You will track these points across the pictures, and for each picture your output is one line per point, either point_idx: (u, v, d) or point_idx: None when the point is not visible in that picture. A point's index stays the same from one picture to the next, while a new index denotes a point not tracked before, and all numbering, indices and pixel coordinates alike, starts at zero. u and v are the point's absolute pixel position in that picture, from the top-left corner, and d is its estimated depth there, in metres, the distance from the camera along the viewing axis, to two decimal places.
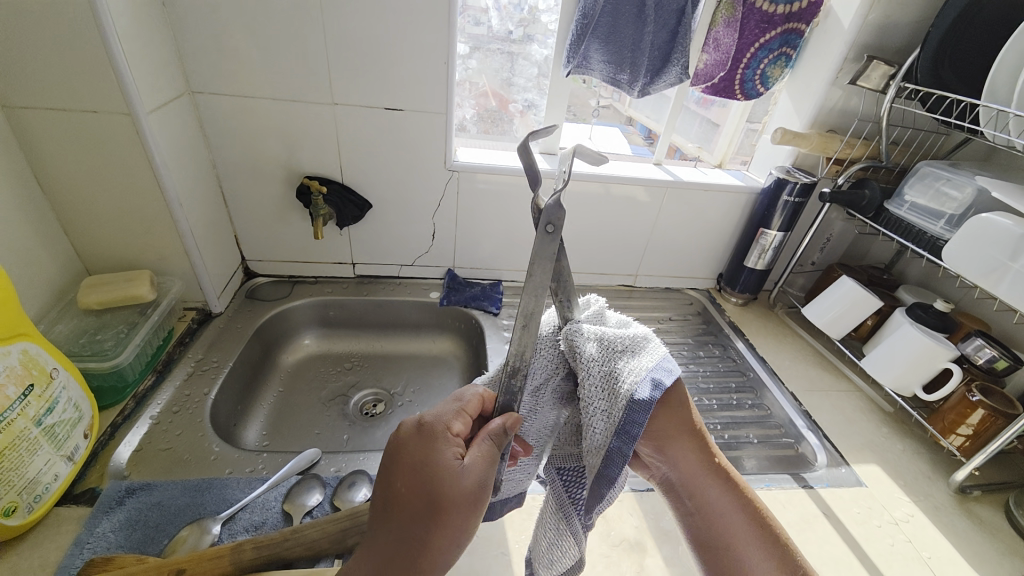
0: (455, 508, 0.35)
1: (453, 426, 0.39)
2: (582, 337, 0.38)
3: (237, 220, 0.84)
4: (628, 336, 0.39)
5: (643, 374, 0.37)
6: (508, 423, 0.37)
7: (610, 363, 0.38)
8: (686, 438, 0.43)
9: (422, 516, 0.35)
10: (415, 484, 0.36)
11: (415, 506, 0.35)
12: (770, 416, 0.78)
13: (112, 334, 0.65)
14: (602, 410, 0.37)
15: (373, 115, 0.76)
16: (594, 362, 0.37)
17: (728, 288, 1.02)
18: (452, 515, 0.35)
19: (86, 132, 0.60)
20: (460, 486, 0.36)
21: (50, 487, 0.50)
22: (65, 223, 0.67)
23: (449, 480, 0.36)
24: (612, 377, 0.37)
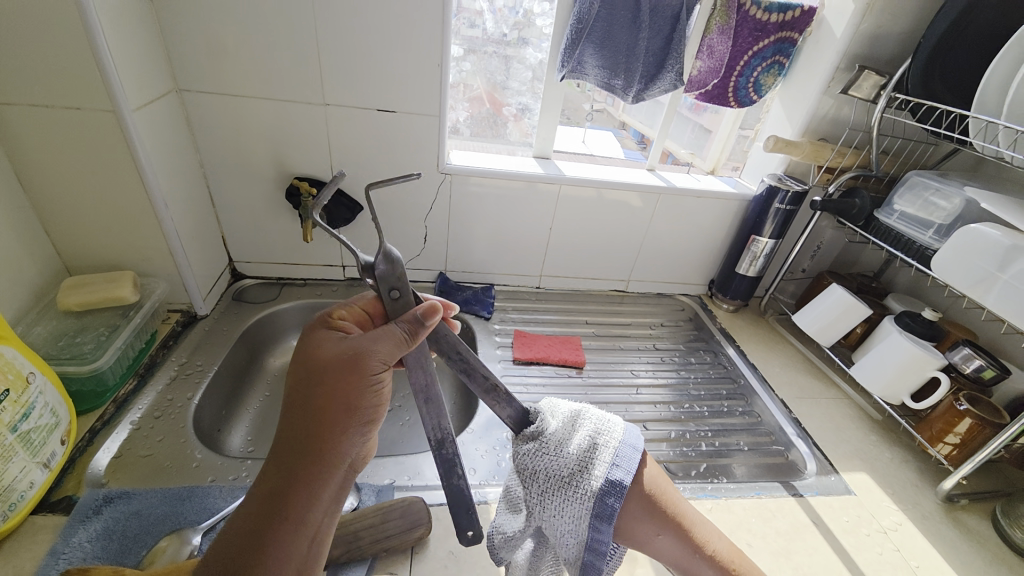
0: (333, 375, 0.35)
1: (340, 316, 0.40)
2: (528, 477, 0.40)
3: (225, 221, 0.83)
4: (575, 451, 0.39)
5: (597, 495, 0.38)
6: (423, 310, 0.38)
7: (562, 493, 0.39)
8: (670, 529, 0.42)
9: (302, 395, 0.35)
10: (296, 369, 0.36)
11: (298, 388, 0.36)
12: (760, 423, 0.78)
13: (92, 337, 0.63)
14: (569, 531, 0.40)
15: (366, 116, 0.76)
16: (547, 496, 0.39)
17: (720, 294, 1.02)
18: (341, 380, 0.35)
19: (69, 130, 0.59)
20: (336, 353, 0.36)
21: (25, 495, 0.48)
22: (46, 222, 0.65)
23: (330, 350, 0.36)
24: (569, 505, 0.39)
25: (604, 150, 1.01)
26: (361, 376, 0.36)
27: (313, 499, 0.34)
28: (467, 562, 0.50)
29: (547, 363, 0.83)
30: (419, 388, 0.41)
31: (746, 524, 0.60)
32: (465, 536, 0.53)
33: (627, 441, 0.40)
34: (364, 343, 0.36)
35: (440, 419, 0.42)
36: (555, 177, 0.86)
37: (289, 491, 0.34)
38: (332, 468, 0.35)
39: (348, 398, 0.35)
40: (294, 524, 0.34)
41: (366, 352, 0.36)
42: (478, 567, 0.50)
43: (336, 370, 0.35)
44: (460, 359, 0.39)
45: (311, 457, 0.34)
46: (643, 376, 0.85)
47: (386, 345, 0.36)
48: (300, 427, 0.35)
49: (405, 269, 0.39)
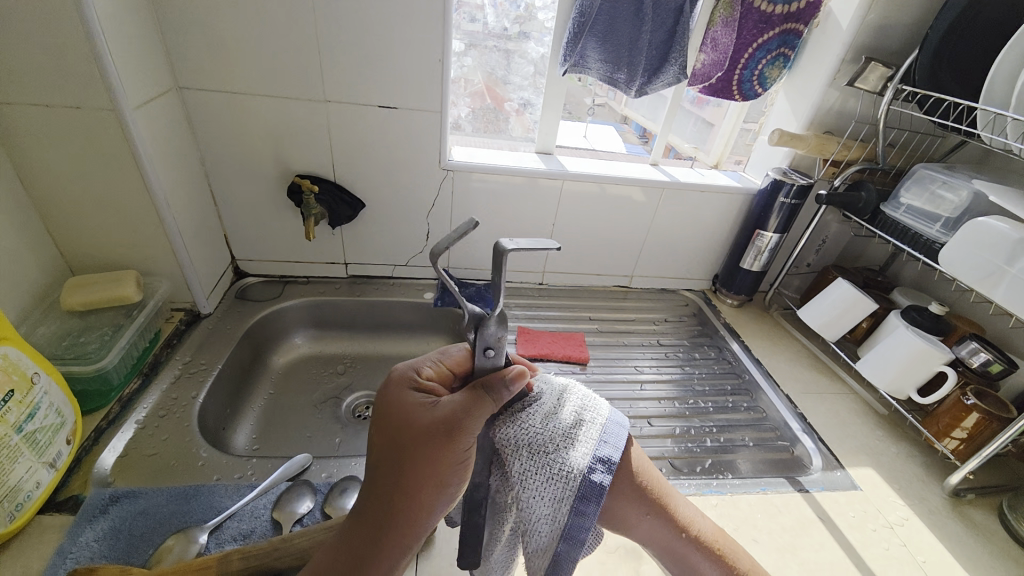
0: (430, 446, 0.35)
1: (427, 376, 0.39)
2: (513, 450, 0.38)
3: (226, 220, 0.83)
4: (562, 426, 0.38)
5: (582, 472, 0.36)
6: (510, 375, 0.36)
7: (545, 470, 0.37)
8: (655, 515, 0.42)
9: (395, 463, 0.35)
10: (391, 431, 0.36)
11: (392, 454, 0.36)
12: (765, 418, 0.78)
13: (96, 336, 0.63)
14: (546, 515, 0.37)
15: (367, 113, 0.75)
16: (528, 472, 0.37)
17: (724, 289, 1.02)
18: (434, 453, 0.35)
19: (70, 129, 0.59)
20: (431, 420, 0.35)
21: (32, 495, 0.48)
22: (49, 223, 0.65)
23: (424, 418, 0.35)
24: (550, 485, 0.37)
25: (606, 145, 1.00)
26: (453, 449, 0.35)
27: (393, 565, 0.36)
28: None
29: (551, 360, 0.83)
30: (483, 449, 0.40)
31: (751, 519, 0.60)
32: None
33: (614, 422, 0.39)
34: (460, 416, 0.35)
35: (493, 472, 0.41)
36: (558, 173, 0.86)
37: (377, 552, 0.35)
38: (416, 535, 0.36)
39: (439, 472, 0.35)
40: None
41: (461, 426, 0.35)
42: None
43: (429, 444, 0.35)
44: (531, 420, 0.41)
45: (397, 527, 0.35)
46: (647, 372, 0.85)
47: (482, 420, 0.35)
48: (391, 494, 0.35)
49: (508, 333, 0.36)
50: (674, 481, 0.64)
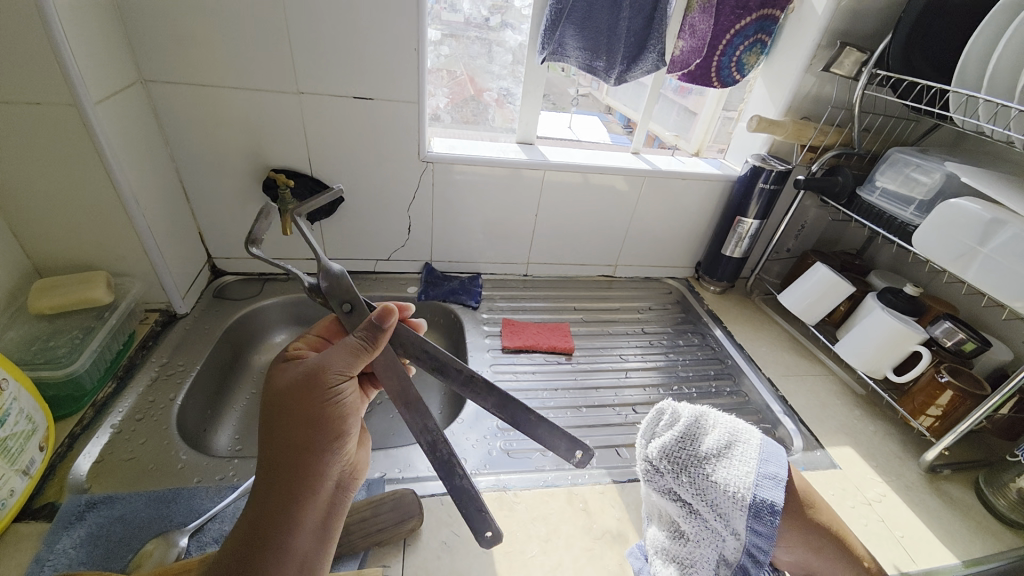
0: (305, 395, 0.36)
1: (298, 346, 0.42)
2: (675, 477, 0.44)
3: (201, 217, 0.81)
4: (713, 446, 0.44)
5: (746, 482, 0.42)
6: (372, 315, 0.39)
7: (710, 486, 0.43)
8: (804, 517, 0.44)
9: (279, 419, 0.36)
10: (271, 396, 0.37)
11: (275, 413, 0.36)
12: (747, 402, 0.79)
13: (66, 340, 0.61)
14: (725, 527, 0.42)
15: (343, 104, 0.73)
16: (694, 491, 0.43)
17: (706, 276, 1.03)
18: (305, 399, 0.36)
19: (28, 126, 0.56)
20: (301, 371, 0.37)
21: (5, 504, 0.47)
22: (14, 225, 0.63)
23: (289, 374, 0.37)
24: (720, 495, 0.42)
25: (590, 135, 1.00)
26: (327, 392, 0.37)
27: (296, 522, 0.35)
28: (459, 552, 0.50)
29: (536, 351, 0.83)
30: (398, 395, 0.43)
31: None
32: (457, 524, 0.53)
33: (764, 441, 0.45)
34: (320, 360, 0.37)
35: (425, 421, 0.43)
36: (539, 163, 0.85)
37: (274, 514, 0.34)
38: (312, 485, 0.36)
39: (316, 416, 0.36)
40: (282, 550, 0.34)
41: (327, 369, 0.37)
42: (470, 557, 0.50)
43: (300, 391, 0.36)
44: (429, 357, 0.43)
45: (292, 479, 0.35)
46: (632, 360, 0.86)
47: (345, 358, 0.38)
48: (275, 452, 0.35)
49: (350, 283, 0.44)
50: None
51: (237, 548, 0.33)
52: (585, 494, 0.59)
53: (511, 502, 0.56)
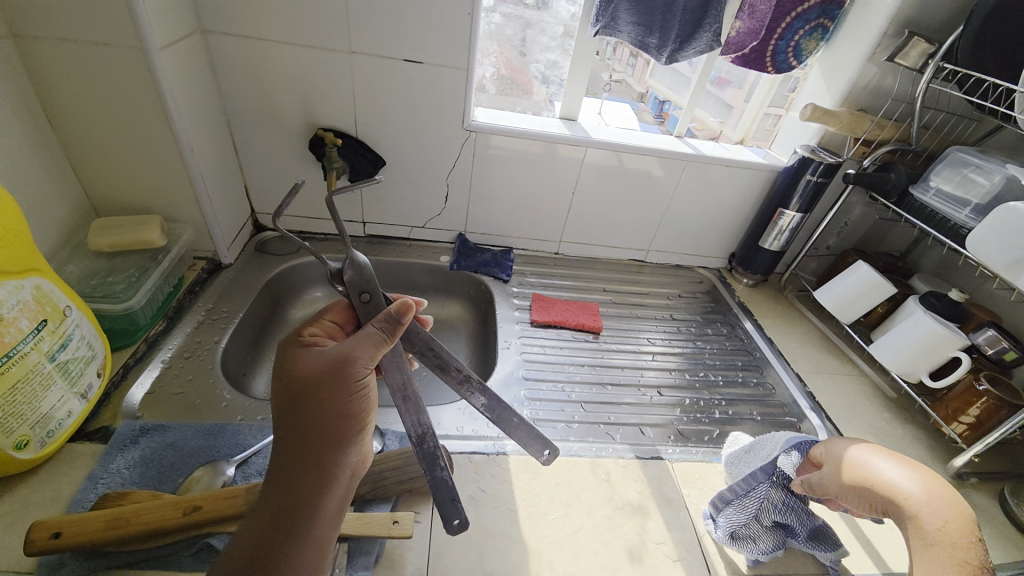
0: (329, 383, 0.36)
1: (309, 332, 0.41)
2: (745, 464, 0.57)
3: (247, 171, 0.83)
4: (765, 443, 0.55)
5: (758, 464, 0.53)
6: (396, 306, 0.41)
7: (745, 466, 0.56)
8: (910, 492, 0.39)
9: (303, 407, 0.36)
10: (289, 383, 0.36)
11: (298, 403, 0.36)
12: (772, 394, 0.79)
13: (123, 277, 0.64)
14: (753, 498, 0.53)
15: (393, 67, 0.74)
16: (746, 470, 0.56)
17: (740, 268, 1.01)
18: (332, 387, 0.36)
19: (96, 65, 0.58)
20: (323, 360, 0.36)
21: (63, 423, 0.50)
22: (76, 163, 0.65)
23: (311, 362, 0.37)
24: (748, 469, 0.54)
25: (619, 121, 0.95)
26: (349, 382, 0.37)
27: (319, 507, 0.35)
28: (485, 507, 0.52)
29: (564, 327, 0.83)
30: (397, 388, 0.45)
31: None
32: (483, 482, 0.55)
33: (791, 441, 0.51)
34: (345, 350, 0.37)
35: (419, 414, 0.45)
36: (581, 140, 0.84)
37: (297, 502, 0.34)
38: (333, 475, 0.36)
39: (340, 407, 0.36)
40: (306, 536, 0.33)
41: (354, 357, 0.37)
42: (496, 512, 0.52)
43: (325, 381, 0.36)
44: (434, 355, 0.46)
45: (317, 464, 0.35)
46: (657, 344, 0.86)
47: (370, 349, 0.38)
48: (301, 440, 0.35)
49: (374, 274, 0.45)
50: (681, 447, 0.65)
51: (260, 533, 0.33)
52: (608, 466, 0.60)
53: (536, 465, 0.58)
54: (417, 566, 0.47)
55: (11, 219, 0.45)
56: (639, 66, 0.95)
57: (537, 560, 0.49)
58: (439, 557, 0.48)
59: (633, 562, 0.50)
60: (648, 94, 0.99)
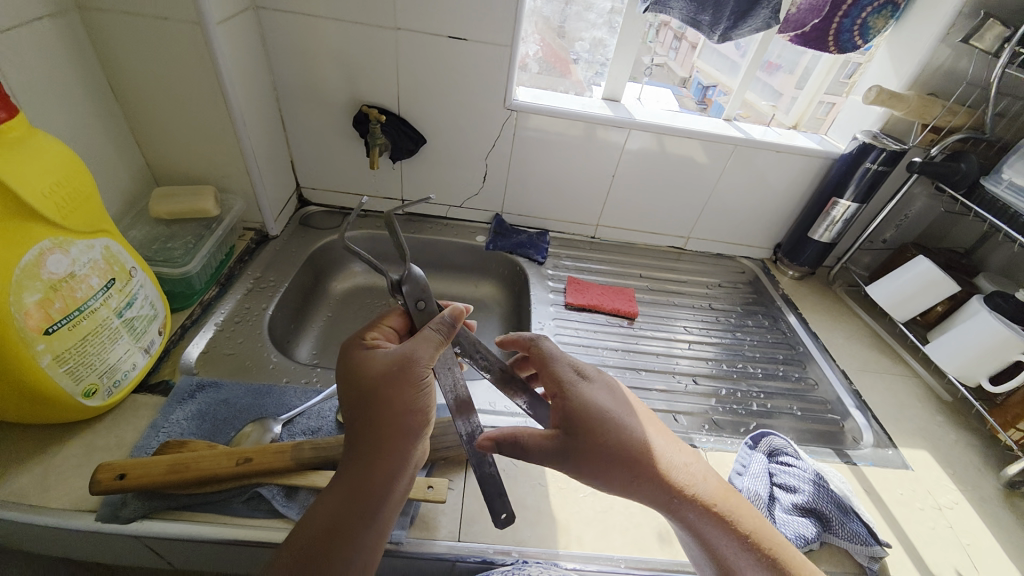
0: (394, 383, 0.38)
1: (372, 336, 0.44)
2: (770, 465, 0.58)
3: (293, 146, 0.85)
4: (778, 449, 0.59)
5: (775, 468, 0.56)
6: (452, 313, 0.43)
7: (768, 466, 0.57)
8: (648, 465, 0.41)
9: (369, 403, 0.38)
10: (360, 381, 0.39)
11: (367, 399, 0.38)
12: (814, 390, 0.76)
13: (181, 243, 0.68)
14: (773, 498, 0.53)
15: (436, 44, 0.73)
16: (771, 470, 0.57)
17: (786, 260, 0.97)
18: (386, 389, 0.38)
19: (157, 38, 0.60)
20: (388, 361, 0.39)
21: (129, 375, 0.53)
22: (138, 133, 0.69)
23: (376, 362, 0.39)
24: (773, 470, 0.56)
25: (661, 105, 0.92)
26: (413, 381, 0.39)
27: (384, 497, 0.37)
28: (517, 480, 0.53)
29: (599, 312, 0.83)
30: (448, 389, 0.45)
31: None
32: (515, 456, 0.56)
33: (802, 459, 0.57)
34: (408, 352, 0.39)
35: (469, 415, 0.44)
36: (624, 121, 0.82)
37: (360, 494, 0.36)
38: (395, 467, 0.37)
39: (406, 404, 0.38)
40: (372, 524, 0.36)
41: (406, 361, 0.39)
42: (527, 486, 0.53)
43: (390, 380, 0.38)
44: (481, 356, 0.47)
45: (383, 457, 0.37)
46: (694, 332, 0.84)
47: (430, 352, 0.40)
48: (359, 438, 0.38)
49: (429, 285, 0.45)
50: (716, 436, 0.64)
51: (334, 515, 0.36)
52: None
53: None
54: (450, 531, 0.48)
55: (84, 180, 0.48)
56: (684, 51, 0.91)
57: (567, 535, 0.49)
58: (472, 523, 0.49)
59: (663, 545, 0.50)
60: (692, 79, 0.93)
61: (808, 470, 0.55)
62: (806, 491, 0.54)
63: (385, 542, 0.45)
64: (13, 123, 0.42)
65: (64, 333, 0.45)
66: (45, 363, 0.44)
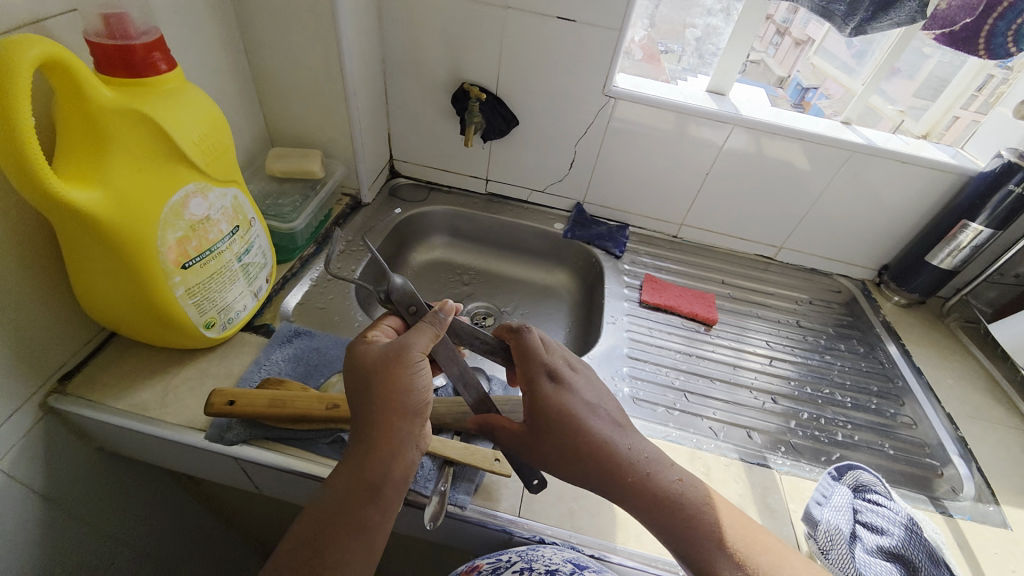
0: (392, 370, 0.40)
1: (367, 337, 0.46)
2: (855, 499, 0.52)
3: (393, 119, 0.89)
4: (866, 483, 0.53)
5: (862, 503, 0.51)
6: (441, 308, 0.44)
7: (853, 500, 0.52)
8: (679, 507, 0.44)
9: (370, 390, 0.40)
10: (360, 370, 0.41)
11: (368, 386, 0.40)
12: (910, 430, 0.69)
13: (290, 200, 0.73)
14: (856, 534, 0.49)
15: (543, 24, 0.73)
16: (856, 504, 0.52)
17: (893, 285, 0.88)
18: (388, 376, 0.40)
19: (290, 7, 0.64)
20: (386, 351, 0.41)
21: (240, 314, 0.59)
22: (263, 96, 0.75)
23: (373, 353, 0.41)
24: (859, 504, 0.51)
25: (751, 97, 0.83)
26: (410, 368, 0.40)
27: (387, 475, 0.38)
28: None
29: (675, 313, 0.80)
30: (457, 378, 0.47)
31: None
32: None
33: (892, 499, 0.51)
34: (402, 343, 0.41)
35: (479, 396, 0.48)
36: (729, 116, 0.77)
37: (363, 477, 0.38)
38: (395, 452, 0.39)
39: (404, 389, 0.40)
40: (376, 501, 0.38)
41: (405, 349, 0.41)
42: None
43: (387, 367, 0.40)
44: (481, 341, 0.48)
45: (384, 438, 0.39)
46: (776, 349, 0.79)
47: (423, 341, 0.42)
48: (363, 423, 0.39)
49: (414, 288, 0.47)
50: (792, 461, 0.60)
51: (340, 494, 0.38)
52: (709, 460, 0.58)
53: None
54: (511, 505, 0.50)
55: (224, 133, 0.52)
56: (785, 47, 0.84)
57: (625, 532, 0.49)
58: (532, 502, 0.50)
59: None
60: (791, 79, 0.86)
61: (902, 513, 0.50)
62: (896, 535, 0.48)
63: (450, 503, 0.48)
64: (172, 76, 0.47)
65: (196, 269, 0.50)
66: (178, 293, 0.49)
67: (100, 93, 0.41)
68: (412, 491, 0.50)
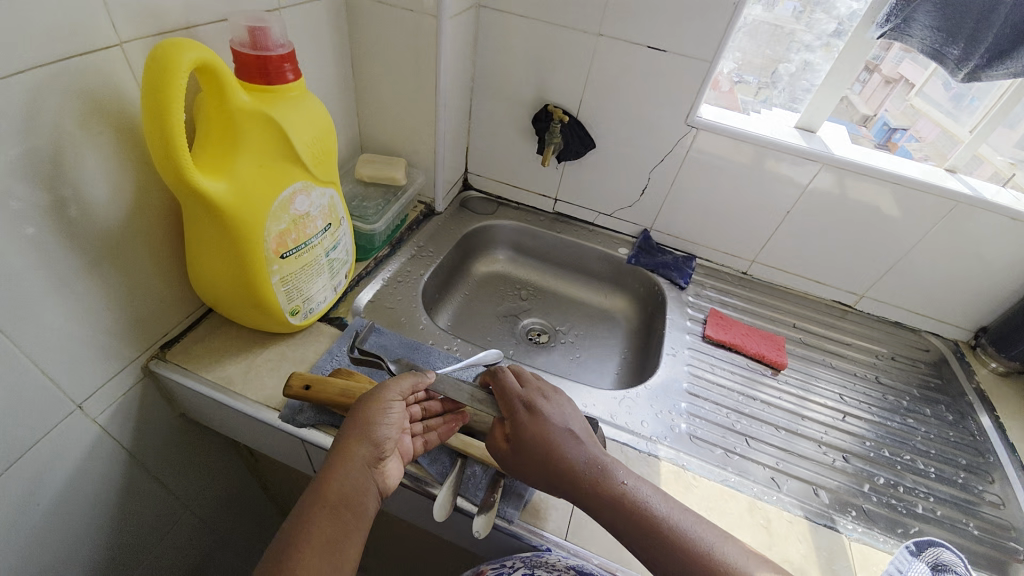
0: (362, 401, 0.47)
1: None
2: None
3: (473, 134, 0.93)
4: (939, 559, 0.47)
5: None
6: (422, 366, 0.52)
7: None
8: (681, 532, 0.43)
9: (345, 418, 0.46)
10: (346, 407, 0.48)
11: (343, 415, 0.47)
12: (1001, 512, 0.62)
13: (373, 203, 0.78)
14: None
15: (634, 53, 0.74)
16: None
17: (993, 350, 0.79)
18: (356, 411, 0.46)
19: (399, 27, 0.70)
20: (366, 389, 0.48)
21: (320, 306, 0.63)
22: (360, 105, 0.81)
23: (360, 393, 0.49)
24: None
25: (835, 139, 0.78)
26: (377, 400, 0.46)
27: (334, 487, 0.41)
28: None
29: (740, 353, 0.77)
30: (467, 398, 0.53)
31: None
32: None
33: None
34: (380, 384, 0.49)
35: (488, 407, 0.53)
36: (818, 154, 0.74)
37: (322, 494, 0.41)
38: (354, 474, 0.42)
39: (365, 415, 0.45)
40: (321, 511, 0.40)
41: (374, 391, 0.48)
42: None
43: (360, 400, 0.47)
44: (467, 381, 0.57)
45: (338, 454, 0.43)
46: (850, 403, 0.73)
47: (397, 381, 0.49)
48: (332, 447, 0.44)
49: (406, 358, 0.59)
50: (864, 527, 0.56)
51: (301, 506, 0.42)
52: (770, 512, 0.55)
53: (689, 482, 0.56)
54: (558, 526, 0.50)
55: (331, 140, 0.57)
56: (873, 84, 0.77)
57: None
58: (580, 527, 0.50)
59: None
60: (877, 118, 0.79)
61: None
62: None
63: (499, 516, 0.49)
64: (297, 85, 0.51)
65: (291, 260, 0.55)
66: (274, 280, 0.54)
67: (238, 98, 0.46)
68: (462, 497, 0.50)
